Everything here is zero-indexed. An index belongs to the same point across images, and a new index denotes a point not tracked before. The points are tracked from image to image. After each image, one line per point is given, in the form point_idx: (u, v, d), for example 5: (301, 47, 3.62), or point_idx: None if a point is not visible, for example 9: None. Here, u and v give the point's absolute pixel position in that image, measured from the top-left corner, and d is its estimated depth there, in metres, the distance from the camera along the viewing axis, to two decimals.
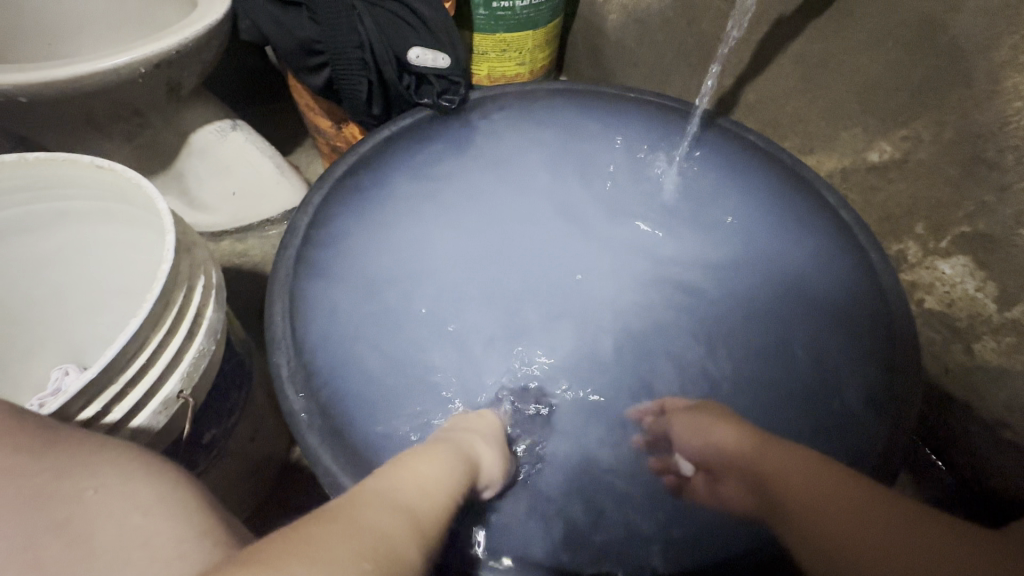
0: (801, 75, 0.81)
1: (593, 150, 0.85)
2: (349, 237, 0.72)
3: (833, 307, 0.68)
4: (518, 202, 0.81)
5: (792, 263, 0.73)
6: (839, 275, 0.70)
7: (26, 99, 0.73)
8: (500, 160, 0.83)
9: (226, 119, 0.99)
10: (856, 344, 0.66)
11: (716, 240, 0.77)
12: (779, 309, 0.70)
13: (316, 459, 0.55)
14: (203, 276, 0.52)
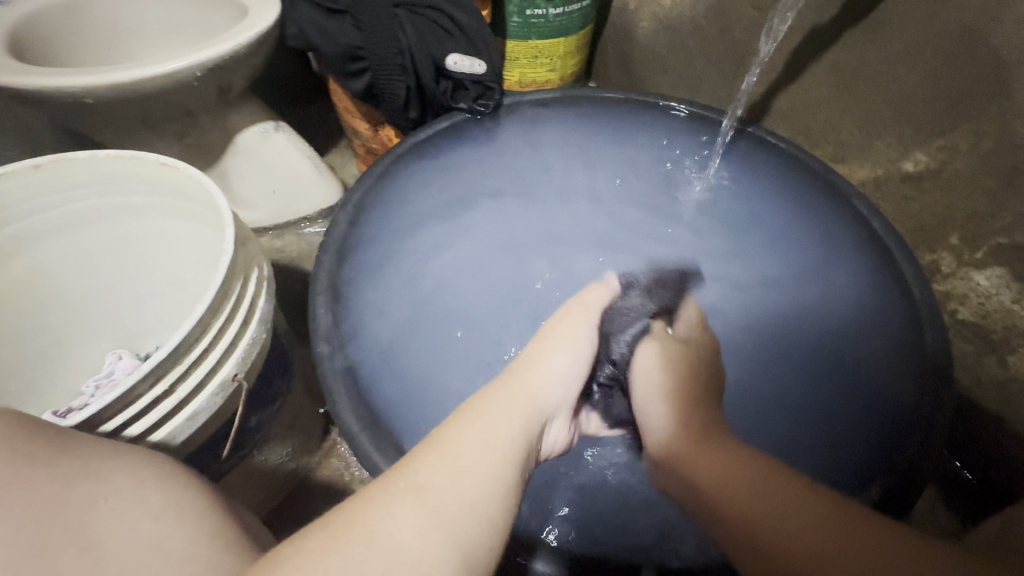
0: (836, 84, 0.81)
1: (611, 166, 0.89)
2: (383, 240, 0.74)
3: (850, 325, 0.71)
4: (542, 222, 0.87)
5: (801, 284, 0.77)
6: (868, 288, 0.70)
7: (92, 100, 0.78)
8: (527, 174, 0.88)
9: (268, 120, 1.03)
10: (890, 358, 0.65)
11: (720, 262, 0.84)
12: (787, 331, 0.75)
13: (358, 444, 0.55)
14: (258, 268, 0.56)
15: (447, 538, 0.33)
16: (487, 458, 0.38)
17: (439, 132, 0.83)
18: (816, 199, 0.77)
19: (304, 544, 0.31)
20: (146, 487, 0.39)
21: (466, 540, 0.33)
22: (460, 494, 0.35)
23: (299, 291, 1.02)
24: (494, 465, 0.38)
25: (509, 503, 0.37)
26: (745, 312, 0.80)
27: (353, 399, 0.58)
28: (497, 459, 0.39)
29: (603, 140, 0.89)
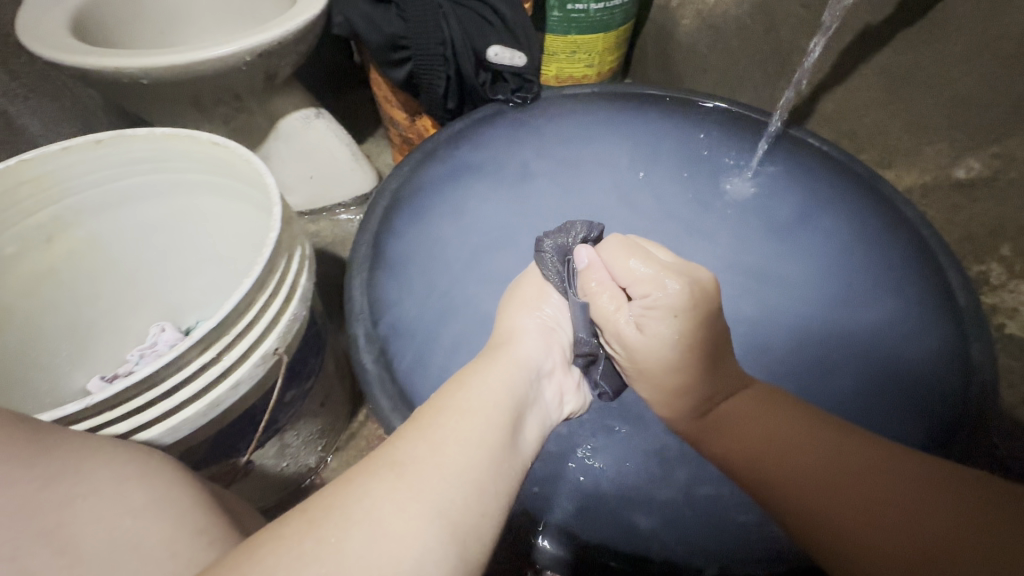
0: (886, 86, 0.79)
1: (653, 165, 0.89)
2: (421, 225, 0.76)
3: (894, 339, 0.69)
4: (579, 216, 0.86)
5: (844, 292, 0.75)
6: (908, 306, 0.69)
7: (148, 81, 0.81)
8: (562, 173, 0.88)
9: (310, 107, 1.05)
10: (940, 354, 0.64)
11: (766, 265, 0.81)
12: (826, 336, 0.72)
13: (387, 422, 0.57)
14: (301, 247, 0.57)
15: (432, 507, 0.33)
16: (468, 431, 0.38)
17: (473, 125, 0.84)
18: (859, 206, 0.76)
19: (281, 532, 0.31)
20: (131, 482, 0.40)
21: (453, 509, 0.33)
22: (441, 466, 0.35)
23: (333, 274, 1.05)
24: (475, 435, 0.38)
25: (495, 473, 0.37)
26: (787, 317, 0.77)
27: (385, 375, 0.60)
28: (477, 430, 0.38)
29: (644, 141, 0.89)
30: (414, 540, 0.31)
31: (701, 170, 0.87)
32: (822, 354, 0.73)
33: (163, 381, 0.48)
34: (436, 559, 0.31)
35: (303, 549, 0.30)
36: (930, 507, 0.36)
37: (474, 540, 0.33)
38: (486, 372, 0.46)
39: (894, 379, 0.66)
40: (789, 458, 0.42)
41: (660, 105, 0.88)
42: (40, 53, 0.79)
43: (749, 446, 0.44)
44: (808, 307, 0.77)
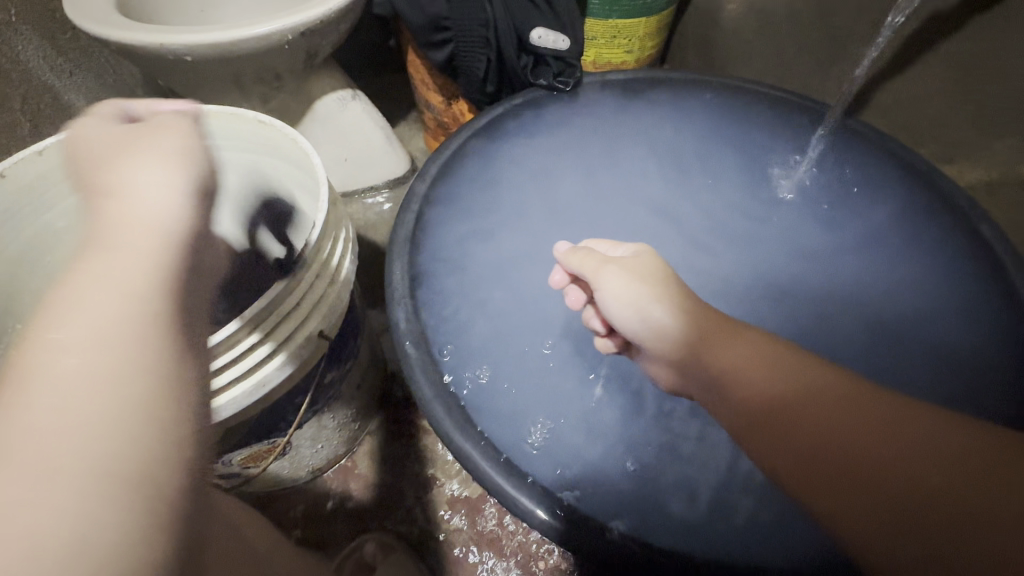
0: (954, 76, 0.75)
1: (703, 149, 0.84)
2: (461, 207, 0.75)
3: (944, 332, 0.65)
4: (626, 196, 0.81)
5: (902, 284, 0.70)
6: (961, 306, 0.66)
7: (191, 58, 0.81)
8: (597, 150, 0.84)
9: (347, 88, 1.04)
10: (999, 364, 0.62)
11: (830, 242, 0.75)
12: (888, 325, 0.67)
13: (427, 409, 0.58)
14: (346, 229, 0.57)
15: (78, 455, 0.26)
16: (71, 357, 0.29)
17: (504, 110, 0.83)
18: (914, 202, 0.74)
19: None
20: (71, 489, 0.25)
21: (105, 454, 0.27)
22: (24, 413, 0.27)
23: (365, 258, 1.04)
24: (117, 359, 0.30)
25: (144, 423, 0.29)
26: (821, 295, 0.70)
27: (427, 362, 0.61)
28: (114, 320, 0.31)
29: (687, 125, 0.86)
30: (61, 510, 0.25)
31: (748, 160, 0.83)
32: (860, 334, 0.67)
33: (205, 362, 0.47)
34: (115, 508, 0.26)
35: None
36: (969, 474, 0.36)
37: (163, 483, 0.28)
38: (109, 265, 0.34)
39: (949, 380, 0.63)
40: (819, 420, 0.40)
41: (706, 95, 0.87)
42: (85, 28, 0.80)
43: (779, 415, 0.41)
44: (866, 286, 0.70)
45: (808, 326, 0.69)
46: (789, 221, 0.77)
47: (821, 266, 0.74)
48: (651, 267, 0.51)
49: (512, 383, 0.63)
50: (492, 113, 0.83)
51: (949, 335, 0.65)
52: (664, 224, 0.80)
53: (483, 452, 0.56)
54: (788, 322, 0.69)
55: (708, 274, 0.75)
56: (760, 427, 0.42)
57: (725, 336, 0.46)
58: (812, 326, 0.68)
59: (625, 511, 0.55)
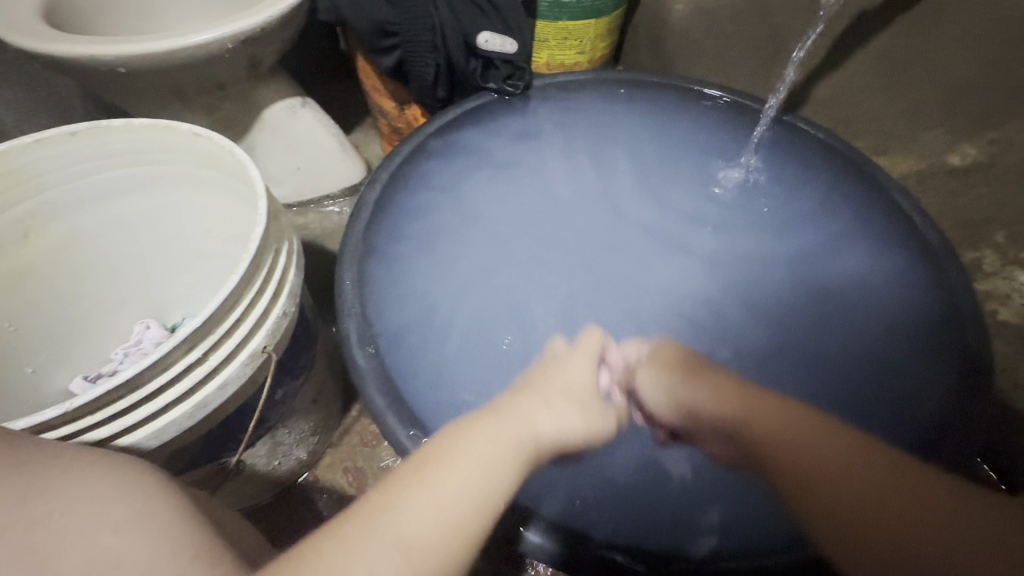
0: (885, 72, 0.76)
1: (652, 147, 0.86)
2: (414, 217, 0.75)
3: (885, 318, 0.69)
4: (580, 198, 0.83)
5: (837, 277, 0.73)
6: (903, 291, 0.69)
7: (125, 69, 0.78)
8: (551, 156, 0.86)
9: (296, 96, 1.03)
10: (932, 351, 0.64)
11: (771, 236, 0.79)
12: (823, 316, 0.71)
13: (383, 421, 0.56)
14: (288, 241, 0.56)
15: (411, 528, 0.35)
16: (471, 468, 0.39)
17: (461, 116, 0.82)
18: (855, 195, 0.76)
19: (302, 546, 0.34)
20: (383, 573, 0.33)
21: (412, 539, 0.35)
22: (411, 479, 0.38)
23: (322, 268, 1.02)
24: (468, 488, 0.38)
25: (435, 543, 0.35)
26: (766, 286, 0.75)
27: (380, 375, 0.59)
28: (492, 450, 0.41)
29: (635, 126, 0.88)
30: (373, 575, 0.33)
31: (697, 158, 0.85)
32: (806, 330, 0.70)
33: (139, 387, 0.45)
34: None
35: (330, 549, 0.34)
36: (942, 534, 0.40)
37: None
38: (495, 426, 0.43)
39: (893, 364, 0.65)
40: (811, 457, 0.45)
41: (653, 94, 0.87)
42: (9, 40, 0.76)
43: (773, 447, 0.46)
44: (804, 278, 0.74)
45: (758, 322, 0.72)
46: (733, 218, 0.81)
47: (768, 259, 0.77)
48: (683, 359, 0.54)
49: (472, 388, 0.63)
50: (443, 118, 0.82)
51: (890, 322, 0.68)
52: (619, 226, 0.81)
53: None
54: (738, 322, 0.72)
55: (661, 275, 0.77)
56: (755, 458, 0.47)
57: (763, 406, 0.48)
58: (765, 315, 0.72)
59: (594, 508, 0.56)
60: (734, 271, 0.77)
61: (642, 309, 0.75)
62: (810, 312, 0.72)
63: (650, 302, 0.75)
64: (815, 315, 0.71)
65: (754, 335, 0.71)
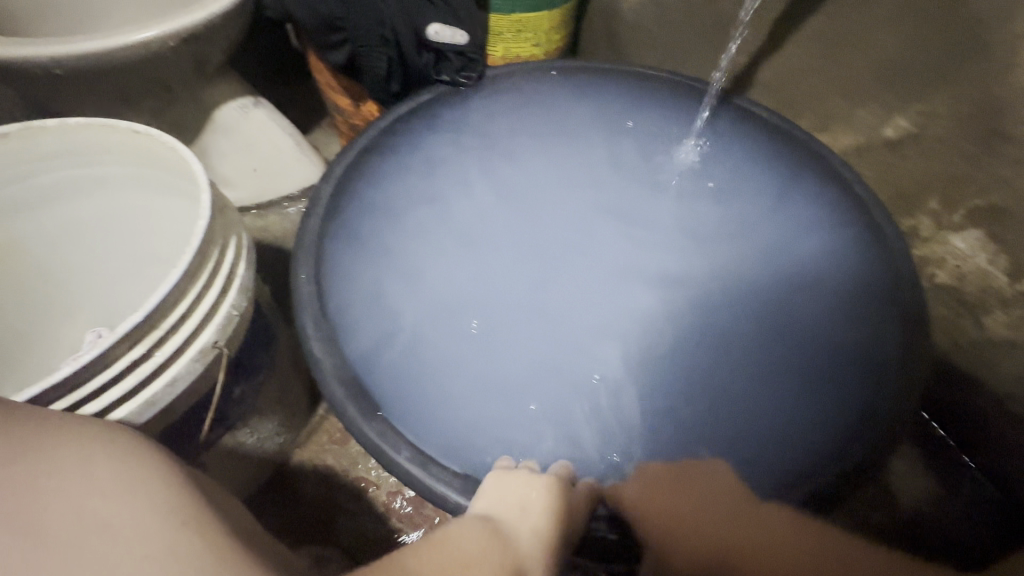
0: (820, 53, 0.79)
1: (610, 127, 0.87)
2: (370, 209, 0.75)
3: (838, 282, 0.70)
4: (540, 180, 0.83)
5: (798, 245, 0.74)
6: (849, 257, 0.71)
7: (61, 72, 0.76)
8: (509, 141, 0.85)
9: (248, 96, 1.01)
10: (876, 313, 0.66)
11: (729, 207, 0.79)
12: (781, 282, 0.71)
13: (341, 409, 0.59)
14: (236, 235, 0.55)
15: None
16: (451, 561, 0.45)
17: (413, 111, 0.84)
18: (799, 171, 0.79)
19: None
20: None
21: None
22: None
23: (283, 269, 1.00)
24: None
25: None
26: (729, 257, 0.74)
27: (338, 366, 0.61)
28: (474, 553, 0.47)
29: (591, 108, 0.89)
30: None
31: (651, 137, 0.85)
32: (767, 301, 0.70)
33: (82, 386, 0.45)
34: None
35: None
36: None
37: None
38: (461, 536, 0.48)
39: (850, 326, 0.66)
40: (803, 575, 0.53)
41: (606, 82, 0.90)
42: None
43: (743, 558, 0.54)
44: (766, 248, 0.74)
45: (722, 293, 0.71)
46: (694, 194, 0.81)
47: (729, 229, 0.77)
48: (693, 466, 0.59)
49: (434, 370, 0.64)
50: (395, 113, 0.83)
51: (841, 286, 0.69)
52: (580, 207, 0.81)
53: (401, 448, 0.57)
54: (703, 295, 0.71)
55: (624, 250, 0.77)
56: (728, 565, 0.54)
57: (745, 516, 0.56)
58: (729, 287, 0.72)
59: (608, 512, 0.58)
60: (696, 242, 0.76)
61: (607, 285, 0.74)
62: (768, 280, 0.72)
63: (614, 277, 0.74)
64: (774, 282, 0.71)
65: (721, 305, 0.70)
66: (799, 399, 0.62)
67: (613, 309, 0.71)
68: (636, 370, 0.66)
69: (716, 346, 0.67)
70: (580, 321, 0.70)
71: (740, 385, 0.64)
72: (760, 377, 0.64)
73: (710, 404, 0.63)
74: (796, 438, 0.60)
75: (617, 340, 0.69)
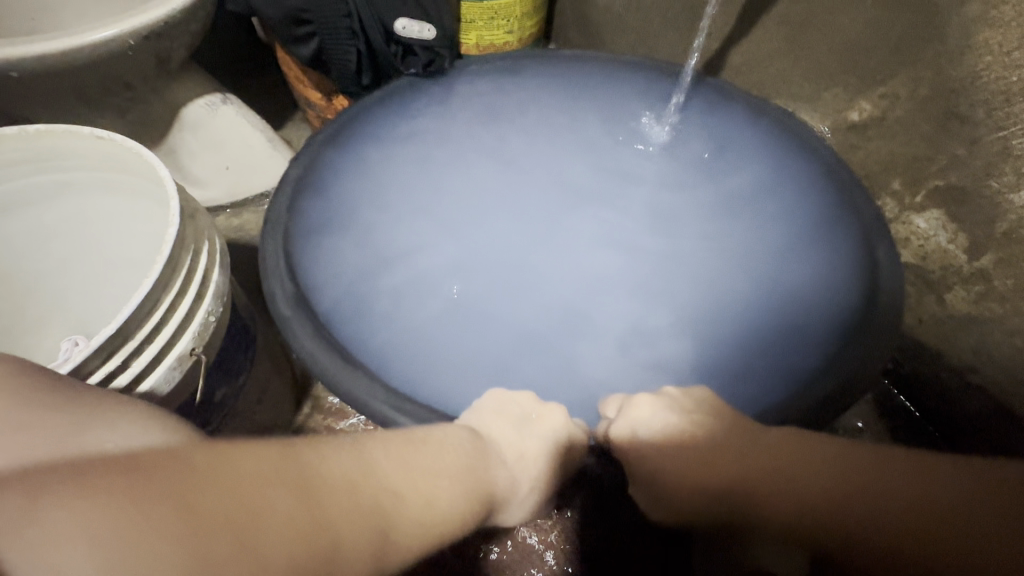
0: (786, 36, 0.80)
1: (588, 108, 0.88)
2: (344, 188, 0.76)
3: (800, 250, 0.72)
4: (518, 154, 0.83)
5: (769, 213, 0.76)
6: (824, 215, 0.73)
7: (18, 75, 0.74)
8: (483, 118, 0.85)
9: (215, 93, 0.99)
10: (851, 265, 0.68)
11: (707, 178, 0.80)
12: (754, 245, 0.73)
13: (311, 359, 0.59)
14: (209, 240, 0.55)
15: (403, 476, 0.43)
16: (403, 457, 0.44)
17: (383, 90, 0.84)
18: (768, 143, 0.81)
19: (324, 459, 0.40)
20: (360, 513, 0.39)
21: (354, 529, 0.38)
22: (424, 475, 0.44)
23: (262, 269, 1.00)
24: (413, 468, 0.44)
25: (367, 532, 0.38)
26: (707, 221, 0.76)
27: (308, 324, 0.61)
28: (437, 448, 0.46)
29: (567, 92, 0.89)
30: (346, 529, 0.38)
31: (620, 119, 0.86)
32: (745, 261, 0.72)
33: None
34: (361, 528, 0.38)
35: (326, 453, 0.40)
36: (987, 520, 0.42)
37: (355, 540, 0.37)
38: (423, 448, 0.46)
39: (825, 284, 0.68)
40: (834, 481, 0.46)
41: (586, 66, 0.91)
42: None
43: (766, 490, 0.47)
44: (743, 214, 0.76)
45: (689, 259, 0.73)
46: (672, 170, 0.81)
47: (707, 201, 0.78)
48: (705, 398, 0.55)
49: (405, 337, 0.65)
50: (370, 95, 0.84)
51: (809, 245, 0.72)
52: (562, 181, 0.81)
53: (373, 391, 0.57)
54: (683, 265, 0.72)
55: (598, 215, 0.78)
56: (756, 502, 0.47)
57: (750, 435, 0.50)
58: (705, 257, 0.73)
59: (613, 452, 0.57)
60: (674, 215, 0.77)
61: (584, 253, 0.74)
62: (743, 245, 0.74)
63: (593, 247, 0.75)
64: (747, 247, 0.73)
65: (694, 268, 0.72)
66: (771, 346, 0.64)
67: (585, 274, 0.72)
68: (618, 334, 0.67)
69: (690, 307, 0.69)
70: (557, 285, 0.71)
71: (714, 344, 0.66)
72: (734, 333, 0.66)
73: (677, 365, 0.64)
74: (763, 388, 0.61)
75: (597, 309, 0.69)
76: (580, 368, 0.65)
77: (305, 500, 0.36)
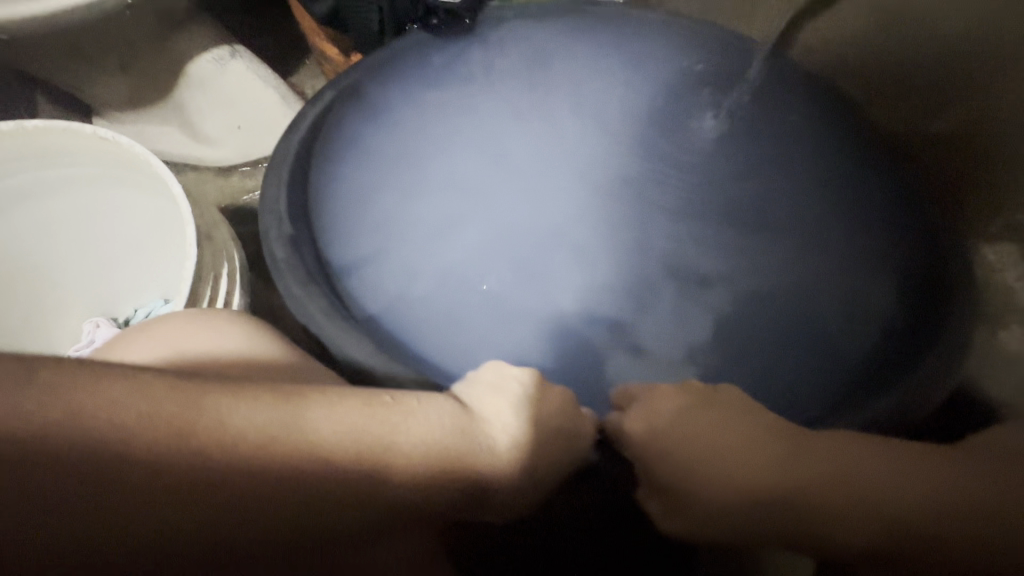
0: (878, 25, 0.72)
1: (640, 72, 0.77)
2: (364, 135, 0.71)
3: (858, 250, 0.65)
4: (559, 118, 0.74)
5: (837, 199, 0.67)
6: (886, 210, 0.67)
7: (9, 36, 0.67)
8: (520, 70, 0.77)
9: (225, 45, 0.90)
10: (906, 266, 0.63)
11: (775, 152, 0.70)
12: (819, 232, 0.66)
13: (296, 303, 0.59)
14: (226, 263, 0.64)
15: (351, 453, 0.37)
16: (357, 443, 0.38)
17: (413, 34, 0.78)
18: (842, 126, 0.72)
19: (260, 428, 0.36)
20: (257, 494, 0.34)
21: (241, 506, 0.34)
22: (381, 463, 0.38)
23: None
24: (370, 463, 0.38)
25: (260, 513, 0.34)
26: (774, 201, 0.67)
27: (301, 269, 0.61)
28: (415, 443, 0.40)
29: (615, 54, 0.79)
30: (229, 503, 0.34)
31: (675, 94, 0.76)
32: (805, 247, 0.65)
33: None
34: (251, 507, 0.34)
35: (238, 404, 0.37)
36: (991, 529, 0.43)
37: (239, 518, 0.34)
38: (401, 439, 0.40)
39: (881, 287, 0.62)
40: (870, 481, 0.44)
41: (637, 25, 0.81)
42: None
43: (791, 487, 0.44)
44: (810, 196, 0.68)
45: (736, 245, 0.65)
46: (739, 149, 0.71)
47: (772, 181, 0.68)
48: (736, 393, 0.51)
49: (404, 296, 0.63)
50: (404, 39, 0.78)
51: (874, 244, 0.65)
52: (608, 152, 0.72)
53: (362, 345, 0.58)
54: (739, 253, 0.64)
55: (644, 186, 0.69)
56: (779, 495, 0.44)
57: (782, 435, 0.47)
58: (760, 250, 0.65)
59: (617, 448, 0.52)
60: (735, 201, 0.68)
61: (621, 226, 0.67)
62: (804, 232, 0.66)
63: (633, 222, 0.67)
64: (809, 235, 0.65)
65: (743, 250, 0.64)
66: (808, 342, 0.60)
67: (616, 251, 0.66)
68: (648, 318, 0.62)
69: (733, 292, 0.62)
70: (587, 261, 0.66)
71: (752, 339, 0.60)
72: (776, 326, 0.61)
73: (708, 363, 0.59)
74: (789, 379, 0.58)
75: (632, 290, 0.63)
76: (598, 354, 0.60)
77: (192, 463, 0.33)
